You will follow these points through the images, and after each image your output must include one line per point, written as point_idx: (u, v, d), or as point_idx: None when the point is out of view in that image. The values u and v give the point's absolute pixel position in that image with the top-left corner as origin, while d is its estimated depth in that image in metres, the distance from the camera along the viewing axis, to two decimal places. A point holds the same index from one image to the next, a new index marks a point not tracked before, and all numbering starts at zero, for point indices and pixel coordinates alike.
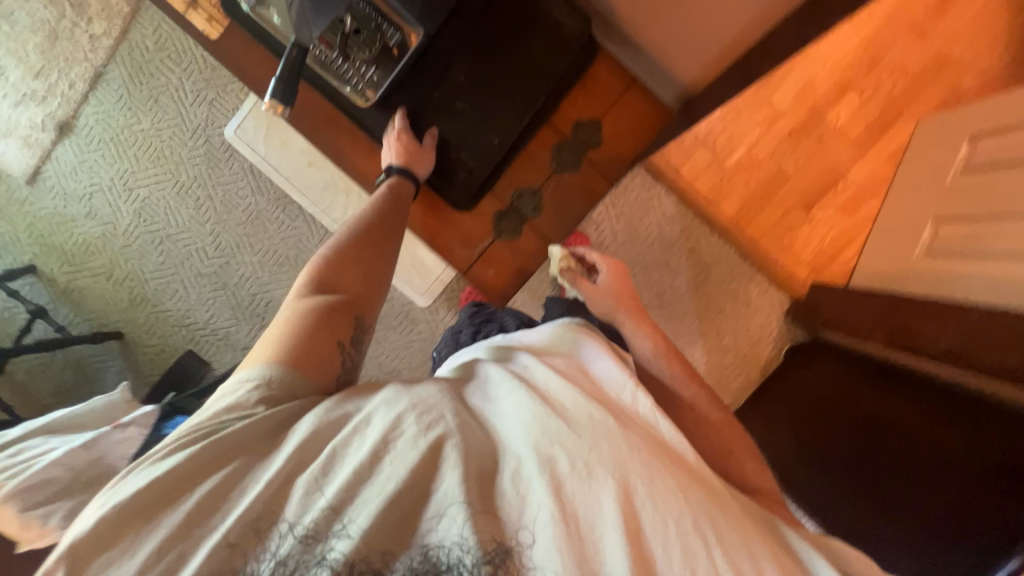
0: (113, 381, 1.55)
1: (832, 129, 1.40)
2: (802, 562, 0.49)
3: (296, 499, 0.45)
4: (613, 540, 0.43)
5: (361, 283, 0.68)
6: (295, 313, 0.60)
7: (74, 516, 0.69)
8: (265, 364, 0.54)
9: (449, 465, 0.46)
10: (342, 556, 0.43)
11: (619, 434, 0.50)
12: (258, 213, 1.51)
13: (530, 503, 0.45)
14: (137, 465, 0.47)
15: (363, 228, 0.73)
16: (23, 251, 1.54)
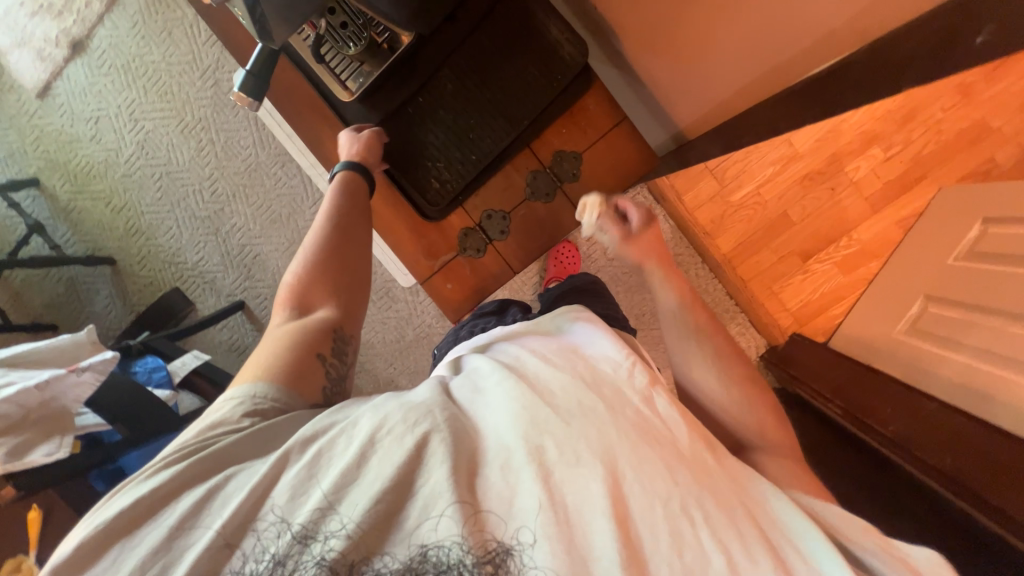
0: (101, 304, 1.60)
1: (849, 181, 1.33)
2: (776, 518, 0.46)
3: (279, 498, 0.41)
4: (605, 531, 0.40)
5: (341, 286, 0.63)
6: (268, 338, 0.56)
7: (16, 454, 0.76)
8: (256, 382, 0.50)
9: (420, 450, 0.42)
10: (337, 554, 0.39)
11: (614, 423, 0.46)
12: (257, 166, 1.50)
13: (518, 495, 0.41)
14: (116, 492, 0.43)
15: (339, 216, 0.68)
16: (29, 163, 1.56)
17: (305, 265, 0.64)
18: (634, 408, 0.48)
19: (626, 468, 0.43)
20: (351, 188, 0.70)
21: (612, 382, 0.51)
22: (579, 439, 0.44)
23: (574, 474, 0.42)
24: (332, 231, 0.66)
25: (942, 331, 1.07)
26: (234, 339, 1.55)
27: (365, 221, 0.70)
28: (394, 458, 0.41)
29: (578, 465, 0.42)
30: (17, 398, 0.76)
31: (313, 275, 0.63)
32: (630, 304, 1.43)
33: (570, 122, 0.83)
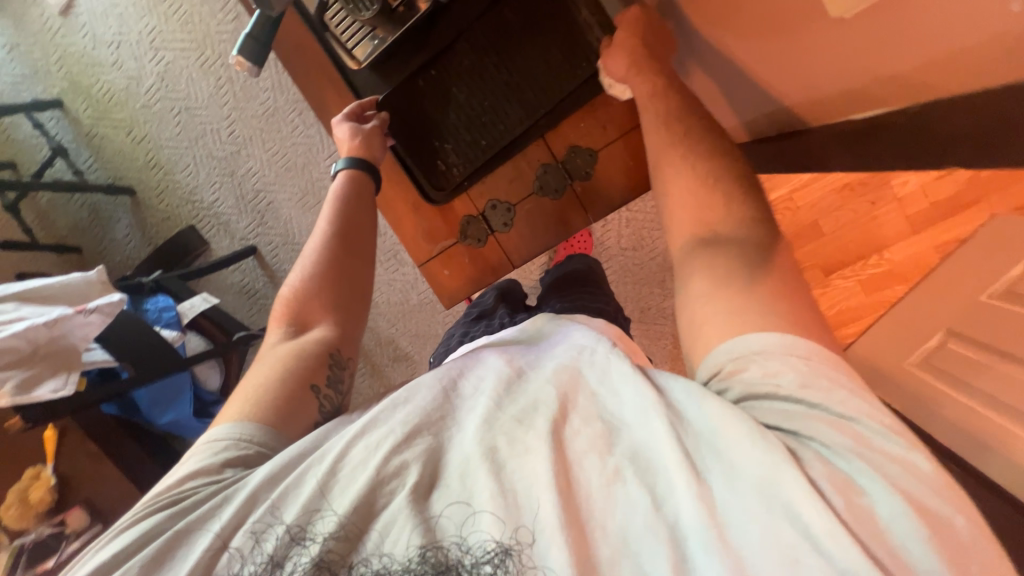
0: (122, 235, 1.63)
1: (892, 196, 1.25)
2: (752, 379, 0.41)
3: (260, 511, 0.43)
4: (547, 506, 0.39)
5: (338, 303, 0.65)
6: (262, 362, 0.57)
7: (24, 388, 0.80)
8: (238, 421, 0.51)
9: (368, 446, 0.44)
10: (329, 553, 0.41)
11: (560, 408, 0.44)
12: (274, 110, 1.46)
13: (475, 493, 0.41)
14: (105, 538, 0.44)
15: (340, 227, 0.70)
16: (53, 84, 1.56)
17: (304, 284, 0.65)
18: (584, 389, 0.46)
19: (567, 445, 0.42)
20: (356, 195, 0.73)
21: (562, 360, 0.48)
22: (524, 431, 0.43)
23: (518, 461, 0.42)
24: (332, 245, 0.68)
25: (952, 369, 0.99)
26: (245, 282, 1.59)
27: (366, 227, 0.72)
28: (359, 478, 0.42)
29: (522, 454, 0.42)
30: (26, 333, 0.81)
31: (311, 295, 0.64)
32: (636, 297, 1.38)
33: (588, 113, 0.77)
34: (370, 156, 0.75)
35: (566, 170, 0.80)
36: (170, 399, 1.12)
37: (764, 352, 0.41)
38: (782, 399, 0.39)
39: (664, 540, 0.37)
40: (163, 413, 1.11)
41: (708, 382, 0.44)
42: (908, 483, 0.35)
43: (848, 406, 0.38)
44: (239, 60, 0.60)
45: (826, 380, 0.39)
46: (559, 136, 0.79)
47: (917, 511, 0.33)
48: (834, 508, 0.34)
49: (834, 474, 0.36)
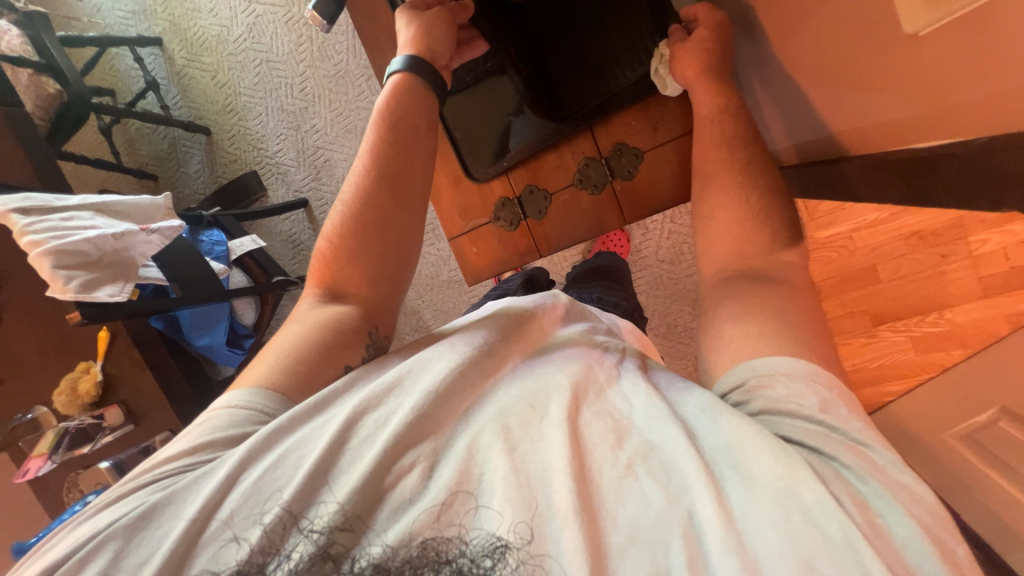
0: (193, 168, 1.76)
1: (966, 252, 1.14)
2: (770, 397, 0.39)
3: (264, 465, 0.42)
4: (561, 491, 0.38)
5: (377, 270, 0.62)
6: (293, 325, 0.57)
7: (88, 288, 0.87)
8: (252, 390, 0.50)
9: (385, 416, 0.45)
10: (325, 525, 0.40)
11: (579, 405, 0.44)
12: (345, 73, 1.52)
13: (484, 470, 0.41)
14: (74, 524, 0.43)
15: (385, 162, 0.64)
16: (156, 23, 1.69)
17: (341, 225, 0.62)
18: (594, 387, 0.46)
19: (581, 439, 0.41)
20: (414, 96, 0.67)
21: (576, 361, 0.50)
22: (539, 418, 0.43)
23: (531, 446, 0.41)
24: (376, 187, 0.63)
25: (993, 449, 0.89)
26: (292, 232, 1.67)
27: (414, 180, 0.66)
28: (369, 451, 0.42)
29: (537, 440, 0.42)
30: (96, 240, 0.88)
31: (349, 246, 0.61)
32: (665, 311, 1.35)
33: (641, 114, 0.76)
34: (433, 60, 0.69)
35: (609, 168, 0.79)
36: (209, 325, 1.21)
37: (790, 372, 0.40)
38: (803, 419, 0.38)
39: (680, 534, 0.35)
40: (200, 337, 1.20)
41: (726, 395, 0.43)
42: (918, 510, 0.34)
43: (865, 434, 0.37)
44: (313, 16, 0.63)
45: (840, 407, 0.38)
46: (605, 133, 0.78)
47: (930, 537, 0.32)
48: (854, 520, 0.33)
49: (860, 502, 0.34)
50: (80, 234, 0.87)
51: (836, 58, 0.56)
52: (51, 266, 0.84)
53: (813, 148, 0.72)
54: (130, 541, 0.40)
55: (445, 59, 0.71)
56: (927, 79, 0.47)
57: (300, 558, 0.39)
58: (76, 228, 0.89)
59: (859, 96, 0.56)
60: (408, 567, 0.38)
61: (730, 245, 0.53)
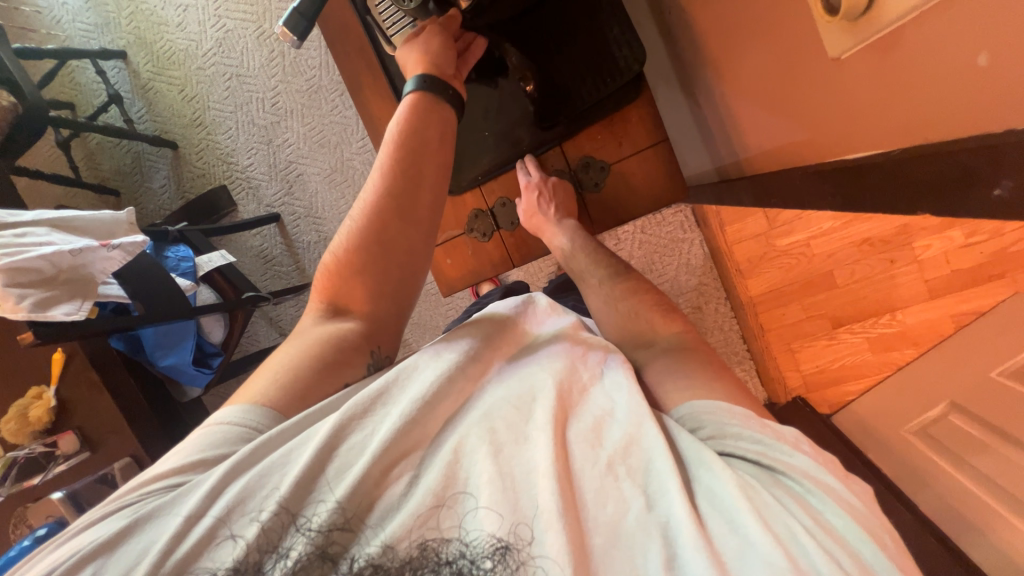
0: (159, 183, 1.71)
1: (912, 258, 1.22)
2: (717, 430, 0.45)
3: (248, 478, 0.41)
4: (545, 493, 0.39)
5: (383, 287, 0.60)
6: (294, 340, 0.56)
7: (42, 307, 0.83)
8: (248, 407, 0.49)
9: (371, 425, 0.44)
10: (320, 522, 0.40)
11: (565, 412, 0.45)
12: (319, 89, 1.52)
13: (469, 471, 0.41)
14: (51, 545, 0.41)
15: (397, 181, 0.62)
16: (121, 36, 1.66)
17: (348, 244, 0.61)
18: (577, 388, 0.48)
19: (566, 446, 0.42)
20: (425, 114, 0.65)
21: (559, 359, 0.51)
22: (523, 421, 0.44)
23: (516, 449, 0.42)
24: (384, 202, 0.61)
25: (944, 441, 0.95)
26: (265, 248, 1.64)
27: (421, 197, 0.63)
28: (359, 460, 0.42)
29: (522, 441, 0.42)
30: (52, 257, 0.85)
31: (356, 263, 0.60)
32: None
33: (606, 129, 0.79)
34: (440, 72, 0.66)
35: (577, 181, 0.82)
36: (174, 344, 1.17)
37: (727, 408, 0.47)
38: (746, 438, 0.44)
39: (656, 537, 0.37)
40: (164, 356, 1.17)
41: (681, 420, 0.49)
42: (849, 502, 0.39)
43: (795, 447, 0.43)
44: (284, 32, 0.63)
45: (771, 429, 0.45)
46: (571, 148, 0.82)
47: (860, 523, 0.38)
48: (801, 520, 0.37)
49: (801, 503, 0.39)
50: (35, 251, 0.84)
51: (770, 83, 0.61)
52: (1, 284, 0.80)
53: (747, 166, 0.78)
54: (108, 556, 0.39)
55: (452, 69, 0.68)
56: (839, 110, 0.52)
57: (298, 558, 0.39)
58: (31, 246, 0.85)
59: (790, 118, 0.61)
60: (407, 568, 0.38)
61: None
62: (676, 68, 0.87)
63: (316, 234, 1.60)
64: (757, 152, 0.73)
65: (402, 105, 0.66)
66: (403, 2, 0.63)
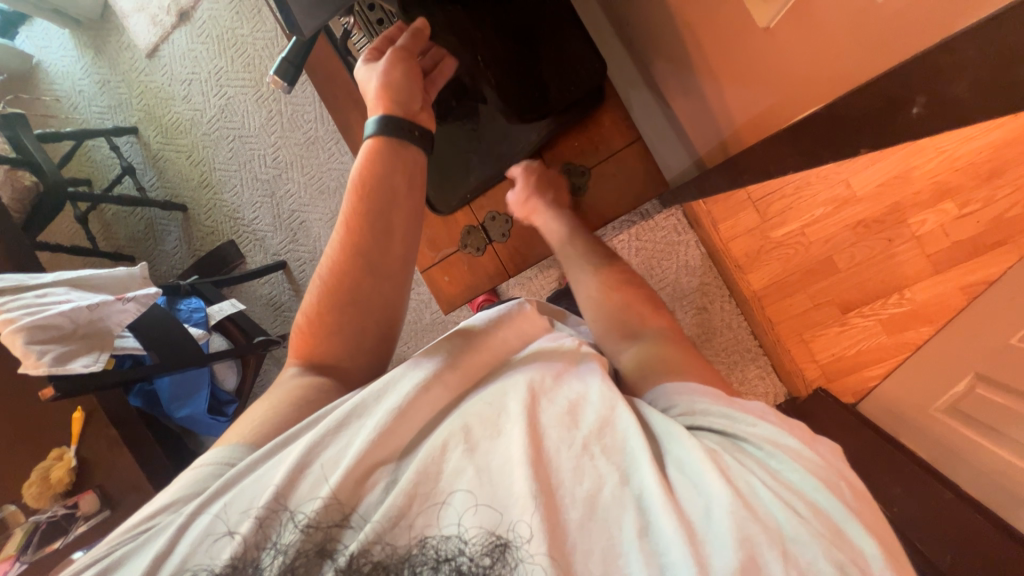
0: (170, 245, 1.79)
1: (910, 234, 1.21)
2: (688, 407, 0.46)
3: (230, 496, 0.43)
4: (520, 480, 0.39)
5: (364, 338, 0.61)
6: (270, 396, 0.55)
7: (62, 361, 0.86)
8: (223, 450, 0.48)
9: (345, 440, 0.44)
10: (306, 518, 0.41)
11: (542, 402, 0.45)
12: (315, 139, 1.61)
13: (446, 471, 0.41)
14: None
15: (361, 236, 0.61)
16: (132, 113, 1.80)
17: (318, 302, 0.61)
18: (552, 382, 0.48)
19: (541, 432, 0.42)
20: (389, 159, 0.63)
21: (538, 367, 0.50)
22: (499, 416, 0.44)
23: (490, 443, 0.42)
24: (349, 257, 0.61)
25: (975, 415, 0.92)
26: (273, 295, 1.69)
27: (392, 249, 0.62)
28: (336, 469, 0.42)
29: (497, 435, 0.43)
30: (70, 313, 0.89)
31: (330, 318, 0.60)
32: None
33: (583, 135, 0.84)
34: (406, 111, 0.64)
35: (561, 186, 0.86)
36: (189, 394, 1.20)
37: (696, 389, 0.48)
38: (716, 414, 0.44)
39: (631, 508, 0.38)
40: (179, 408, 1.18)
41: (655, 402, 0.50)
42: (807, 453, 0.40)
43: (763, 416, 0.44)
44: (274, 79, 0.68)
45: (738, 404, 0.45)
46: (553, 157, 0.86)
47: (823, 480, 0.38)
48: (763, 481, 0.38)
49: (764, 466, 0.39)
50: (53, 309, 0.88)
51: (728, 67, 0.65)
52: (24, 341, 0.84)
53: (722, 152, 0.81)
54: None
55: (418, 103, 0.66)
56: (795, 85, 0.55)
57: (293, 552, 0.40)
58: (52, 304, 0.89)
59: (753, 99, 0.65)
60: (406, 566, 0.38)
61: None
62: (644, 76, 0.93)
63: None
64: (729, 135, 0.76)
65: (363, 149, 0.64)
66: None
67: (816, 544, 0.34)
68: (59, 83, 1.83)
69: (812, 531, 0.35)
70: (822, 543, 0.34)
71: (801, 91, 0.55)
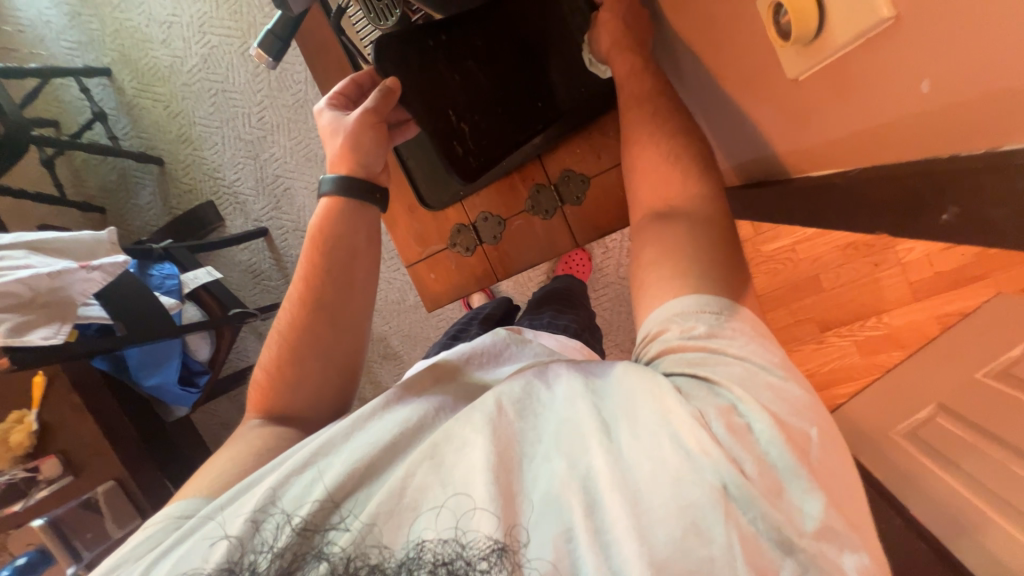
0: (145, 200, 1.70)
1: (896, 261, 1.22)
2: (683, 336, 0.44)
3: (204, 528, 0.42)
4: (480, 487, 0.38)
5: (326, 386, 0.60)
6: (230, 449, 0.53)
7: (17, 332, 0.82)
8: (185, 502, 0.47)
9: (304, 482, 0.43)
10: (308, 511, 0.41)
11: (499, 399, 0.44)
12: (305, 102, 1.52)
13: (417, 494, 0.40)
14: None
15: (321, 290, 0.62)
16: (105, 53, 1.66)
17: (277, 355, 0.61)
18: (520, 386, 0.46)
19: (506, 435, 0.42)
20: (349, 218, 0.64)
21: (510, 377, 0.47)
22: (460, 425, 0.43)
23: (456, 456, 0.41)
24: (310, 310, 0.61)
25: (935, 443, 0.98)
26: (253, 262, 1.63)
27: (353, 301, 0.63)
28: (314, 489, 0.42)
29: (459, 446, 0.41)
30: (29, 280, 0.84)
31: (290, 370, 0.59)
32: (630, 327, 1.34)
33: (587, 142, 0.81)
34: (368, 174, 0.66)
35: (558, 194, 0.83)
36: (158, 363, 1.15)
37: (690, 305, 0.45)
38: (693, 350, 0.43)
39: (577, 493, 0.38)
40: (149, 376, 1.15)
41: (648, 326, 0.47)
42: (774, 404, 0.39)
43: (745, 349, 0.42)
44: (259, 53, 0.63)
45: (723, 330, 0.43)
46: (552, 161, 0.83)
47: (779, 428, 0.38)
48: (716, 440, 0.37)
49: (729, 420, 0.38)
50: (8, 276, 0.82)
51: (742, 92, 0.63)
52: None
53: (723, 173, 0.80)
54: None
55: (380, 167, 0.67)
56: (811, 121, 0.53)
57: (285, 544, 0.40)
58: (8, 269, 0.84)
59: (763, 130, 0.63)
60: (405, 568, 0.38)
61: None
62: None
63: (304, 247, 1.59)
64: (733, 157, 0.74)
65: (319, 206, 0.65)
66: (381, 20, 0.68)
67: (753, 496, 0.36)
68: (23, 11, 1.67)
69: (752, 490, 0.36)
70: (761, 505, 0.36)
71: (815, 129, 0.53)
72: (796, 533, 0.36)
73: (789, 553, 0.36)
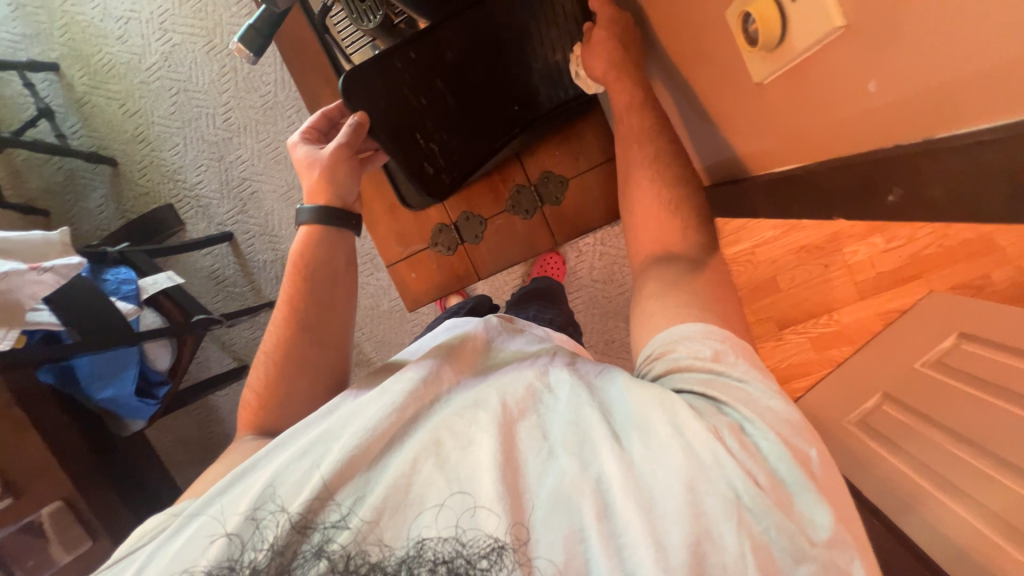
0: (95, 202, 1.60)
1: (843, 262, 1.32)
2: (685, 354, 0.47)
3: (205, 518, 0.43)
4: (487, 484, 0.39)
5: (314, 399, 0.61)
6: (223, 462, 0.54)
7: None
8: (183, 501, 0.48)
9: (308, 463, 0.44)
10: (298, 509, 0.41)
11: (503, 399, 0.45)
12: (274, 104, 1.48)
13: (420, 490, 0.40)
14: None
15: (304, 311, 0.63)
16: (54, 47, 1.56)
17: (264, 377, 0.61)
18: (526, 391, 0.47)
19: (512, 435, 0.43)
20: (330, 242, 0.67)
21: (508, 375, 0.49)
22: (465, 424, 0.44)
23: (462, 453, 0.42)
24: (295, 331, 0.62)
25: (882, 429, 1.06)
26: (216, 268, 1.56)
27: (335, 320, 0.65)
28: (310, 480, 0.42)
29: (466, 445, 0.42)
30: None
31: (278, 390, 0.60)
32: (603, 327, 1.38)
33: (566, 145, 0.84)
34: (345, 203, 0.68)
35: (538, 195, 0.86)
36: (112, 374, 1.09)
37: (692, 332, 0.49)
38: (699, 369, 0.46)
39: (590, 496, 0.39)
40: (102, 388, 1.08)
41: (653, 348, 0.51)
42: (776, 423, 0.42)
43: (746, 373, 0.46)
44: (239, 48, 0.62)
45: (725, 355, 0.47)
46: (533, 163, 0.86)
47: (784, 443, 0.41)
48: (728, 451, 0.39)
49: (738, 433, 0.41)
50: None
51: (709, 101, 0.68)
52: None
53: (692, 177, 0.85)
54: None
55: (354, 195, 0.69)
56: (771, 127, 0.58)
57: (273, 542, 0.40)
58: None
59: (729, 137, 0.69)
60: (404, 568, 0.38)
61: (654, 233, 0.62)
62: None
63: (272, 252, 1.55)
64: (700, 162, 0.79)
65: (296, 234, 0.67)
66: (363, 21, 0.67)
67: (764, 507, 0.38)
68: None
69: (765, 500, 0.38)
70: (774, 515, 0.38)
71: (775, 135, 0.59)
72: (808, 542, 0.38)
73: (803, 561, 0.37)
